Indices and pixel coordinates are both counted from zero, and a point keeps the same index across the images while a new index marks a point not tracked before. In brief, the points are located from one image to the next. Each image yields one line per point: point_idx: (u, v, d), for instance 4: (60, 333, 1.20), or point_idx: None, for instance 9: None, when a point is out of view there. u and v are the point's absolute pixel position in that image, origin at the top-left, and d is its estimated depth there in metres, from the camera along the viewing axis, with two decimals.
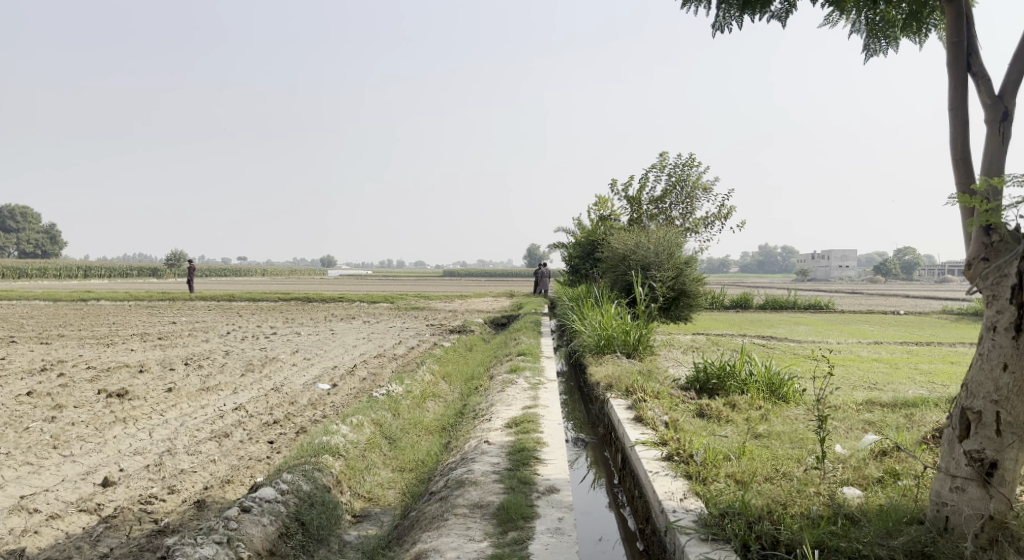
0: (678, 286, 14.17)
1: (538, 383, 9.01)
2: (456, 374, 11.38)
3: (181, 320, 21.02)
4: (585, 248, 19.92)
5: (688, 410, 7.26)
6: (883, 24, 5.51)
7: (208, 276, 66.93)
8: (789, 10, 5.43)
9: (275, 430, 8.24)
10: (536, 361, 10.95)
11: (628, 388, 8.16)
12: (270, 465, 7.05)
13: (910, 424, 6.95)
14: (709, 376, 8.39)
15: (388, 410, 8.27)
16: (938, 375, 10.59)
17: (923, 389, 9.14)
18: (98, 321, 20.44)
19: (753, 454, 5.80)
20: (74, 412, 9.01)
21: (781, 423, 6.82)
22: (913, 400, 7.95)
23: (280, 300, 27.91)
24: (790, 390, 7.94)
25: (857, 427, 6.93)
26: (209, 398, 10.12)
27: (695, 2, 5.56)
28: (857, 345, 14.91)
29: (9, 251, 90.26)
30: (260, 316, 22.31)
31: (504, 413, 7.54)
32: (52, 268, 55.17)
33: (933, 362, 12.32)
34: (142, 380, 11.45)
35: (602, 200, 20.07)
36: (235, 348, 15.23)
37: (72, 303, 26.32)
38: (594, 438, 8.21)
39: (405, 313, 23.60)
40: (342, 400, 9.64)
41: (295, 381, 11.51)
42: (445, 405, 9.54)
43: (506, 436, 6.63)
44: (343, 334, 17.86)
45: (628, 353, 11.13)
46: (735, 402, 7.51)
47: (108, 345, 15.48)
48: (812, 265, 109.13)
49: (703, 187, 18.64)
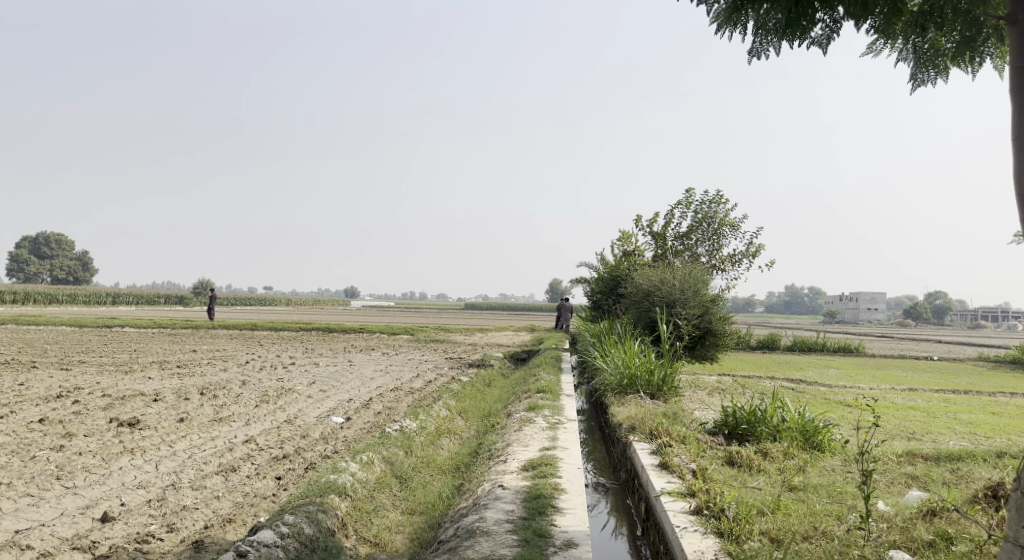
0: (704, 324, 13.78)
1: (558, 423, 8.63)
2: (474, 411, 10.99)
3: (202, 348, 20.94)
4: (608, 284, 19.60)
5: (718, 457, 6.86)
6: (931, 52, 5.22)
7: (233, 305, 67.62)
8: (830, 36, 5.15)
9: (283, 466, 7.93)
10: (556, 399, 10.53)
11: (652, 430, 7.75)
12: (274, 504, 6.73)
13: (957, 480, 6.48)
14: (738, 421, 7.98)
15: (399, 447, 7.95)
16: (979, 426, 10.04)
17: (965, 441, 8.63)
18: (120, 348, 20.41)
19: (790, 509, 5.40)
20: (83, 441, 8.77)
21: (818, 475, 6.39)
22: (958, 453, 7.47)
23: (301, 330, 27.83)
24: (826, 439, 7.52)
25: (900, 481, 6.49)
26: (220, 428, 9.86)
27: (728, 28, 5.30)
28: (890, 392, 14.31)
29: (41, 277, 91.76)
30: (280, 346, 22.17)
31: (521, 454, 7.18)
32: (82, 294, 56.02)
33: (972, 412, 11.72)
34: (155, 409, 11.21)
35: (626, 235, 19.76)
36: (252, 378, 14.99)
37: (99, 330, 26.41)
38: (616, 484, 7.77)
39: (425, 346, 23.31)
40: (355, 435, 9.32)
41: (308, 413, 11.19)
42: (460, 442, 9.18)
43: (523, 481, 6.26)
44: (362, 366, 17.62)
45: (651, 393, 10.73)
46: (768, 451, 7.08)
47: (126, 372, 15.32)
48: (839, 308, 107.60)
49: (731, 224, 18.22)
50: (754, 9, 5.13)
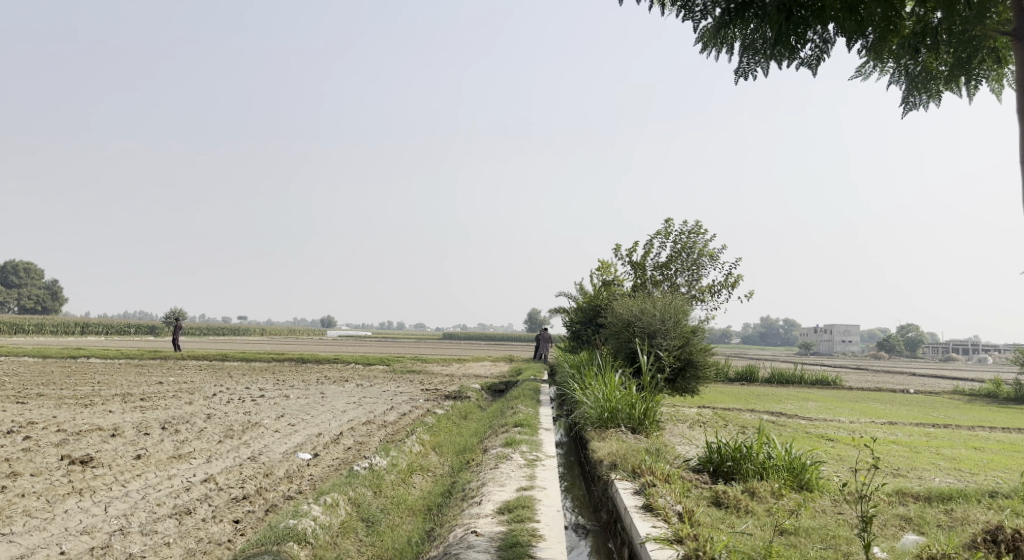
0: (684, 355, 13.46)
1: (536, 460, 8.23)
2: (449, 445, 10.52)
3: (168, 380, 20.21)
4: (587, 314, 19.28)
5: (704, 498, 6.49)
6: (923, 75, 4.99)
7: (204, 336, 66.41)
8: (820, 56, 4.91)
9: (243, 508, 7.43)
10: (534, 433, 10.11)
11: (635, 468, 7.36)
12: (229, 551, 6.26)
13: (953, 523, 6.15)
14: (723, 457, 7.61)
15: (368, 487, 7.51)
16: (963, 462, 9.77)
17: (952, 478, 8.35)
18: (82, 380, 19.63)
19: (783, 556, 5.06)
20: (28, 481, 8.21)
21: (811, 517, 6.03)
22: (949, 491, 7.19)
23: (273, 360, 27.13)
24: (814, 477, 7.18)
25: (894, 524, 6.16)
26: (179, 466, 9.33)
27: (714, 48, 5.08)
28: (870, 425, 14.02)
29: (8, 306, 89.83)
30: (251, 377, 21.48)
31: (496, 495, 6.76)
32: (48, 324, 54.66)
33: (956, 447, 11.43)
34: (111, 445, 10.63)
35: (606, 264, 19.49)
36: (218, 411, 14.38)
37: (63, 361, 25.58)
38: (596, 525, 7.33)
39: (400, 377, 22.77)
40: (322, 473, 8.84)
41: (274, 449, 10.66)
42: (433, 479, 8.73)
43: (499, 525, 5.86)
44: (334, 398, 17.04)
45: (632, 427, 10.36)
46: (755, 490, 6.72)
47: (85, 406, 14.61)
48: (815, 339, 108.12)
49: (710, 255, 18.00)
50: (741, 28, 4.90)
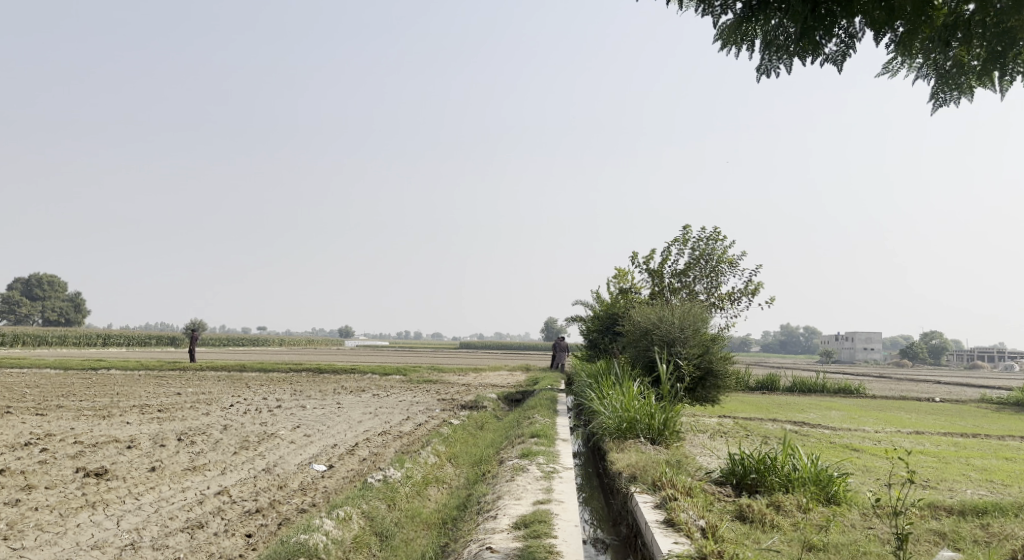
0: (704, 363, 13.22)
1: (553, 472, 8.05)
2: (465, 456, 10.34)
3: (187, 391, 20.20)
4: (605, 322, 19.07)
5: (727, 512, 6.28)
6: (953, 70, 4.80)
7: (224, 346, 66.81)
8: (845, 52, 4.73)
9: (255, 521, 7.31)
10: (551, 445, 9.92)
11: (655, 481, 7.13)
12: None
13: (990, 538, 5.90)
14: (747, 470, 7.38)
15: (381, 500, 7.37)
16: (995, 473, 9.46)
17: (984, 490, 8.07)
18: (101, 391, 19.67)
19: None
20: (42, 494, 8.14)
21: (838, 533, 5.81)
22: (982, 504, 6.94)
23: (292, 370, 27.08)
24: (842, 490, 6.94)
25: (928, 540, 5.92)
26: (193, 479, 9.22)
27: (734, 45, 4.92)
28: (897, 435, 13.68)
29: (33, 318, 90.89)
30: (268, 388, 21.41)
31: (513, 508, 6.59)
32: (72, 335, 55.19)
33: (987, 457, 11.10)
34: (127, 457, 10.57)
35: (623, 271, 19.26)
36: (234, 421, 14.31)
37: (84, 372, 25.68)
38: (616, 539, 7.14)
39: (418, 387, 22.65)
40: (336, 485, 8.70)
41: (289, 461, 10.53)
42: (449, 492, 8.57)
43: (515, 541, 5.68)
44: (351, 408, 16.94)
45: (652, 438, 10.13)
46: (781, 504, 6.50)
47: (103, 417, 14.58)
48: (836, 346, 107.00)
49: (729, 261, 17.73)
50: (764, 22, 4.72)
